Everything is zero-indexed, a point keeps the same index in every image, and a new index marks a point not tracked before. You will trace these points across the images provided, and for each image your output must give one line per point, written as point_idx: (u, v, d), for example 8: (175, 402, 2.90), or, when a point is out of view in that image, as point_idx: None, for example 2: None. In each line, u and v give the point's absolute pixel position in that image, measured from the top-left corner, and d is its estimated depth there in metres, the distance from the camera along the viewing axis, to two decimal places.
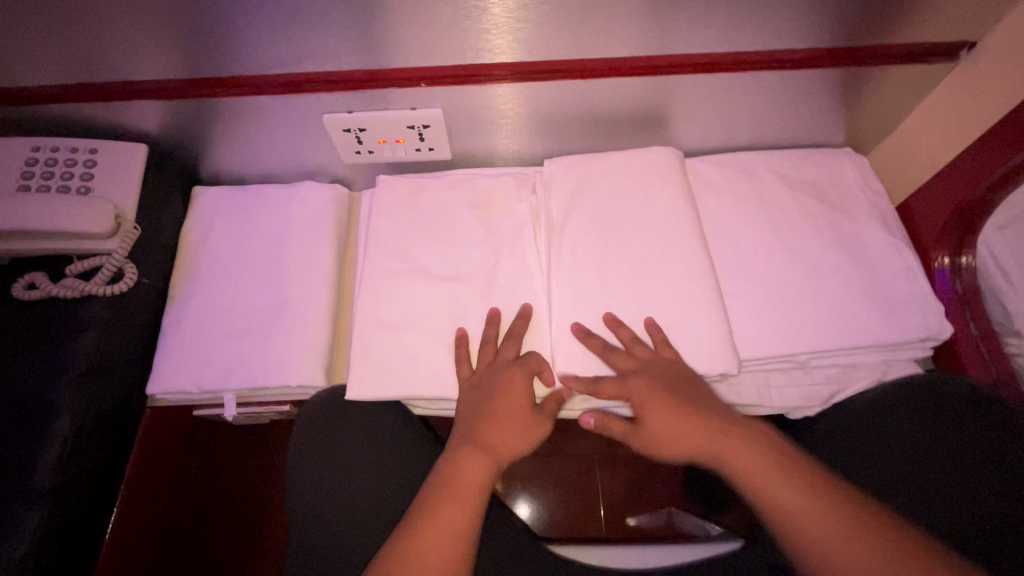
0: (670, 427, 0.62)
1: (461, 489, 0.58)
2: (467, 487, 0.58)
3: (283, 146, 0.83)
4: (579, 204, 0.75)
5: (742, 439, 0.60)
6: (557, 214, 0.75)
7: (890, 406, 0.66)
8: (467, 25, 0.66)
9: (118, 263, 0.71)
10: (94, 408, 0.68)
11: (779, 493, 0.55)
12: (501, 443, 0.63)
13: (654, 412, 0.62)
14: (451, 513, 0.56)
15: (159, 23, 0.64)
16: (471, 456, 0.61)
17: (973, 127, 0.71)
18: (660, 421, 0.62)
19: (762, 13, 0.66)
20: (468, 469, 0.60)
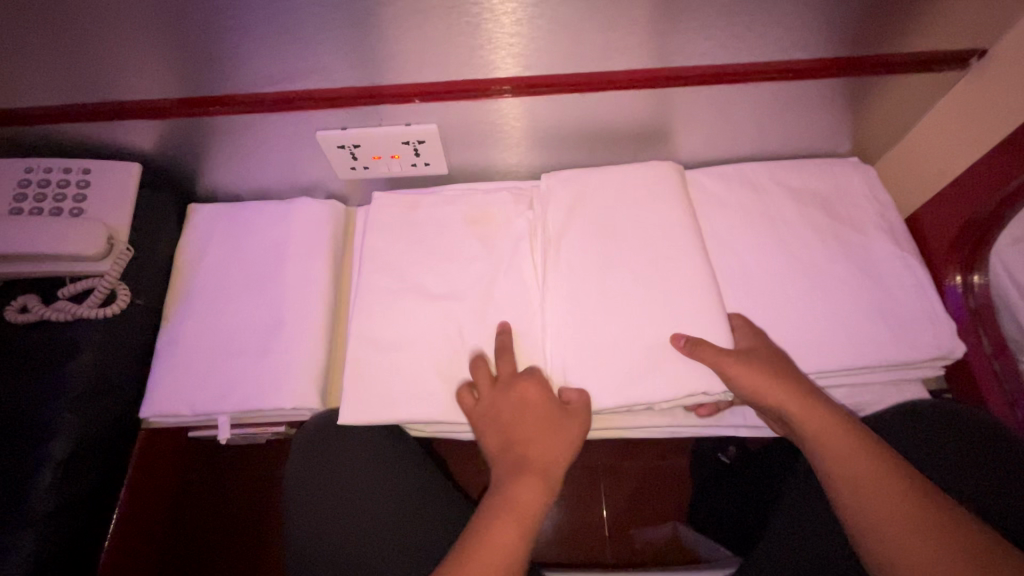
0: (774, 393, 0.61)
1: (512, 510, 0.56)
2: (520, 507, 0.56)
3: (278, 163, 0.83)
4: (578, 219, 0.74)
5: (829, 414, 0.59)
6: (556, 230, 0.74)
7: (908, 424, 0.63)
8: (461, 40, 0.65)
9: (110, 284, 0.70)
10: (89, 429, 0.67)
11: (875, 477, 0.54)
12: (542, 457, 0.60)
13: (746, 376, 0.62)
14: (507, 533, 0.54)
15: (150, 43, 0.63)
16: (520, 478, 0.58)
17: (984, 137, 0.68)
18: (762, 386, 0.61)
19: (763, 23, 0.65)
20: (520, 487, 0.57)
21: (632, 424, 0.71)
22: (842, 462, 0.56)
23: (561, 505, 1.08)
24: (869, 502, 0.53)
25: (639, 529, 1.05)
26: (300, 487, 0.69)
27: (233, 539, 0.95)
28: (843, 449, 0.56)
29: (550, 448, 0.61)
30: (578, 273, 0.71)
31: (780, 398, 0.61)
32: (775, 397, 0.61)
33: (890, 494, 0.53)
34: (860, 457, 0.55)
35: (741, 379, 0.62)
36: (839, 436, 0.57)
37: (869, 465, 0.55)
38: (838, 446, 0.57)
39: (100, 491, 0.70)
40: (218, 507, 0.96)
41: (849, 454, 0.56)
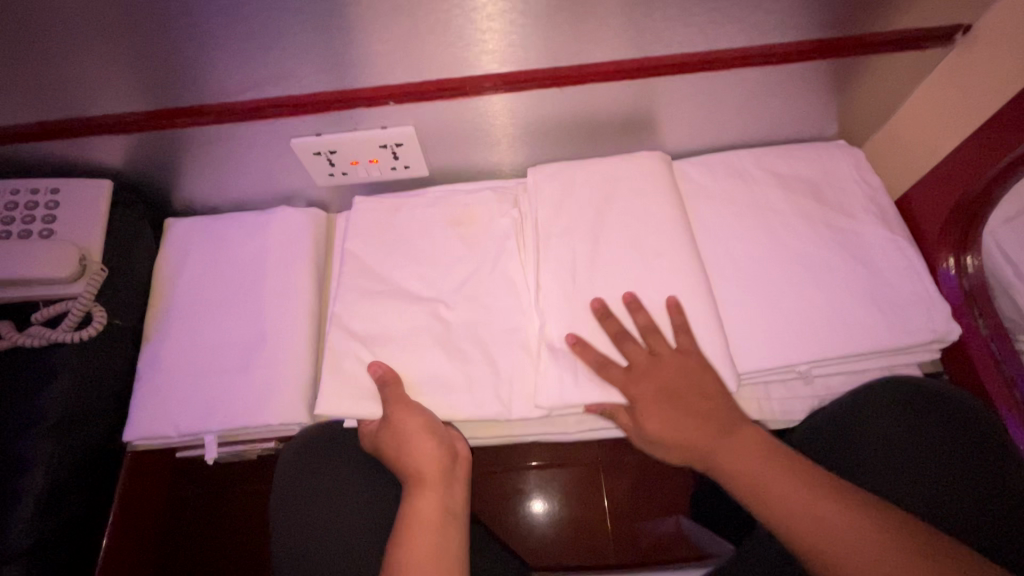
0: (674, 418, 0.60)
1: (419, 524, 0.57)
2: (424, 519, 0.57)
3: (255, 173, 0.81)
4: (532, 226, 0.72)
5: (736, 437, 0.59)
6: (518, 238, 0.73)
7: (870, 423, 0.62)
8: (431, 39, 0.63)
9: (84, 306, 0.68)
10: (70, 456, 0.66)
11: (787, 496, 0.53)
12: (426, 464, 0.61)
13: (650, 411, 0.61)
14: (421, 547, 0.55)
15: (108, 56, 0.61)
16: (420, 494, 0.59)
17: (972, 115, 0.67)
18: (655, 416, 0.61)
19: (741, 8, 0.63)
20: (419, 501, 0.58)
21: None
22: (765, 485, 0.55)
23: (564, 504, 1.07)
24: (803, 528, 0.51)
25: (643, 523, 1.05)
26: (293, 513, 0.66)
27: (231, 555, 0.94)
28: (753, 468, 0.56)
29: (418, 453, 0.61)
30: (563, 271, 0.68)
31: (669, 428, 0.60)
32: (676, 432, 0.60)
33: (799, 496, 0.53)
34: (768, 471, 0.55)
35: (652, 412, 0.61)
36: (757, 456, 0.57)
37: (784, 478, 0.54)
38: (739, 460, 0.57)
39: (81, 522, 0.69)
40: (216, 525, 0.96)
41: (756, 465, 0.56)
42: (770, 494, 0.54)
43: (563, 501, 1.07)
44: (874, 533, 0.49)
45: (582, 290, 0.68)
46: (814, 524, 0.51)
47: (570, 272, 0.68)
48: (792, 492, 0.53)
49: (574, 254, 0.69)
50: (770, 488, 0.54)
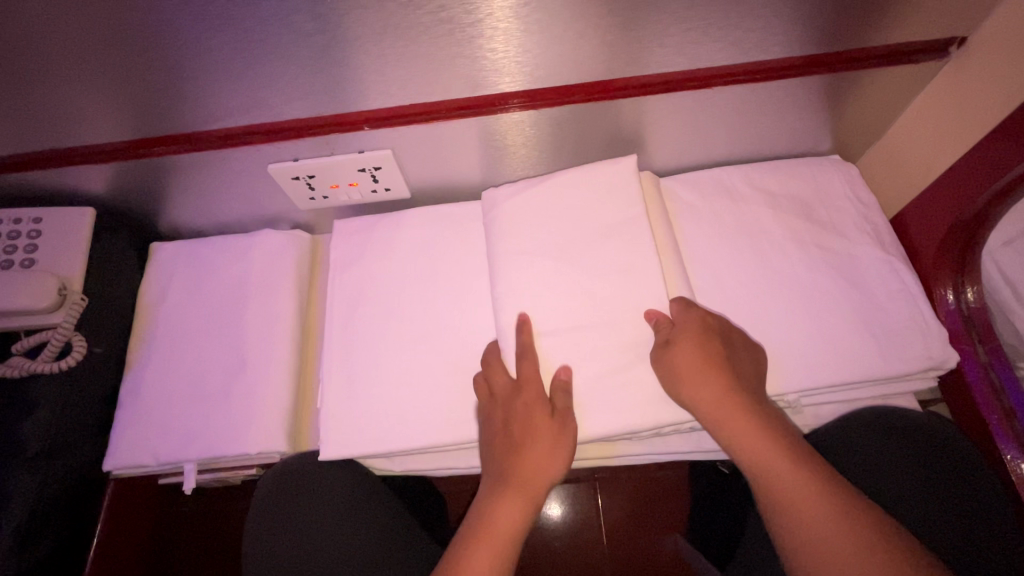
0: (699, 387, 0.58)
1: (493, 534, 0.56)
2: (502, 532, 0.56)
3: (237, 197, 0.80)
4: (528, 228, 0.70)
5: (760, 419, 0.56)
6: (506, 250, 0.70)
7: (863, 438, 0.63)
8: (401, 66, 0.62)
9: (64, 335, 0.69)
10: (50, 486, 0.67)
11: (787, 486, 0.52)
12: (533, 473, 0.59)
13: (689, 383, 0.59)
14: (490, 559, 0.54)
15: (81, 90, 0.61)
16: (505, 499, 0.58)
17: (968, 130, 0.64)
18: (692, 385, 0.58)
19: (720, 27, 0.61)
20: (501, 512, 0.57)
21: (611, 453, 0.68)
22: (786, 500, 0.52)
23: (560, 521, 1.05)
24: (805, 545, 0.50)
25: (641, 542, 1.03)
26: (277, 528, 0.66)
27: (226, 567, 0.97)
28: (765, 454, 0.54)
29: (541, 463, 0.59)
30: (543, 297, 0.67)
31: (699, 392, 0.58)
32: (700, 394, 0.58)
33: (806, 495, 0.51)
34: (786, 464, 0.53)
35: (725, 416, 0.57)
36: (786, 464, 0.53)
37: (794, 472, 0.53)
38: (761, 449, 0.55)
39: (63, 553, 0.69)
40: (212, 535, 0.98)
41: (771, 452, 0.54)
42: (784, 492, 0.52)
43: (559, 517, 1.05)
44: (857, 553, 0.47)
45: (561, 317, 0.66)
46: (823, 523, 0.50)
47: (550, 298, 0.67)
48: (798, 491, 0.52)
49: (554, 279, 0.67)
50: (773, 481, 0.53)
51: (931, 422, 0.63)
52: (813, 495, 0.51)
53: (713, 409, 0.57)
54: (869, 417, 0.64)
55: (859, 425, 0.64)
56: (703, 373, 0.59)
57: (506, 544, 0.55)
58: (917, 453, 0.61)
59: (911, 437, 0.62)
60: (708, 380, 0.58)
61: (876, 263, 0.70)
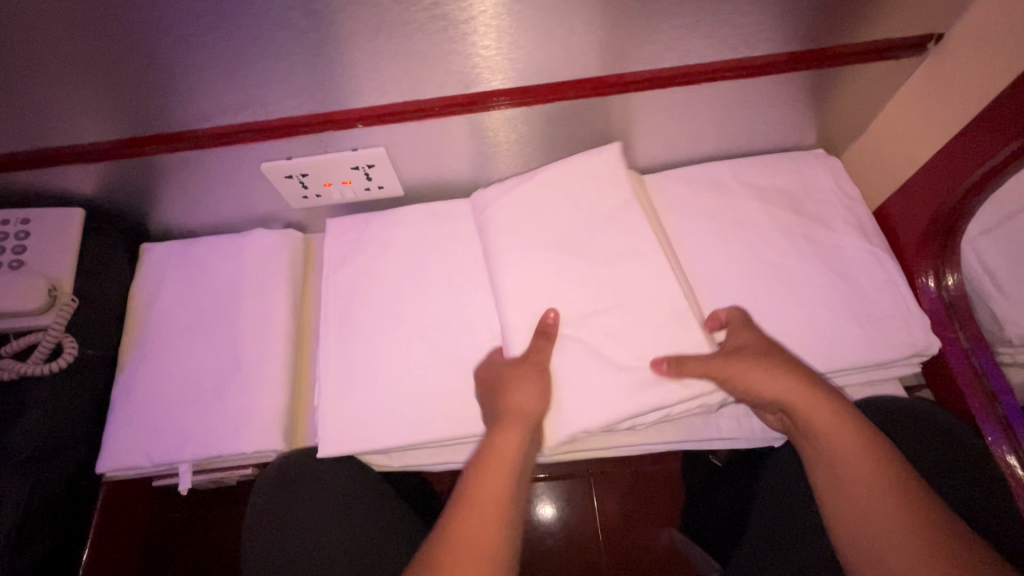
0: (770, 382, 0.59)
1: (497, 464, 0.56)
2: (498, 456, 0.57)
3: (229, 197, 0.80)
4: (526, 228, 0.71)
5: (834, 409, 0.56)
6: (501, 249, 0.71)
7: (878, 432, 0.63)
8: (395, 63, 0.62)
9: (55, 337, 0.68)
10: (42, 490, 0.66)
11: (864, 479, 0.53)
12: (523, 406, 0.60)
13: (756, 378, 0.59)
14: (491, 483, 0.55)
15: (71, 88, 0.61)
16: (501, 427, 0.59)
17: (948, 123, 0.66)
18: (765, 379, 0.59)
19: (707, 24, 0.62)
20: (501, 440, 0.58)
21: (608, 444, 0.69)
22: (855, 492, 0.53)
23: (556, 516, 1.06)
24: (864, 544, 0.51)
25: (636, 536, 1.04)
26: (265, 520, 0.66)
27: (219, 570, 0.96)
28: (839, 446, 0.55)
29: (522, 399, 0.61)
30: (536, 295, 0.68)
31: (777, 386, 0.58)
32: (772, 387, 0.58)
33: (882, 489, 0.52)
34: (862, 461, 0.54)
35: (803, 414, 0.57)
36: (866, 459, 0.54)
37: (869, 468, 0.53)
38: (837, 441, 0.55)
39: (54, 558, 0.68)
40: (207, 539, 0.98)
41: (849, 446, 0.54)
42: (857, 493, 0.53)
43: (555, 514, 1.06)
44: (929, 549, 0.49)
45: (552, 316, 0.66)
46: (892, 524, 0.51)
47: (541, 296, 0.68)
48: (875, 484, 0.53)
49: (547, 278, 0.68)
50: (847, 472, 0.54)
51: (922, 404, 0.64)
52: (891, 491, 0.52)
53: (792, 401, 0.58)
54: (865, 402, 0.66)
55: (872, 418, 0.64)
56: (761, 365, 0.60)
57: (509, 466, 0.56)
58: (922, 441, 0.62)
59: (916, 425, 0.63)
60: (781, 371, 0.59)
61: (867, 256, 0.71)
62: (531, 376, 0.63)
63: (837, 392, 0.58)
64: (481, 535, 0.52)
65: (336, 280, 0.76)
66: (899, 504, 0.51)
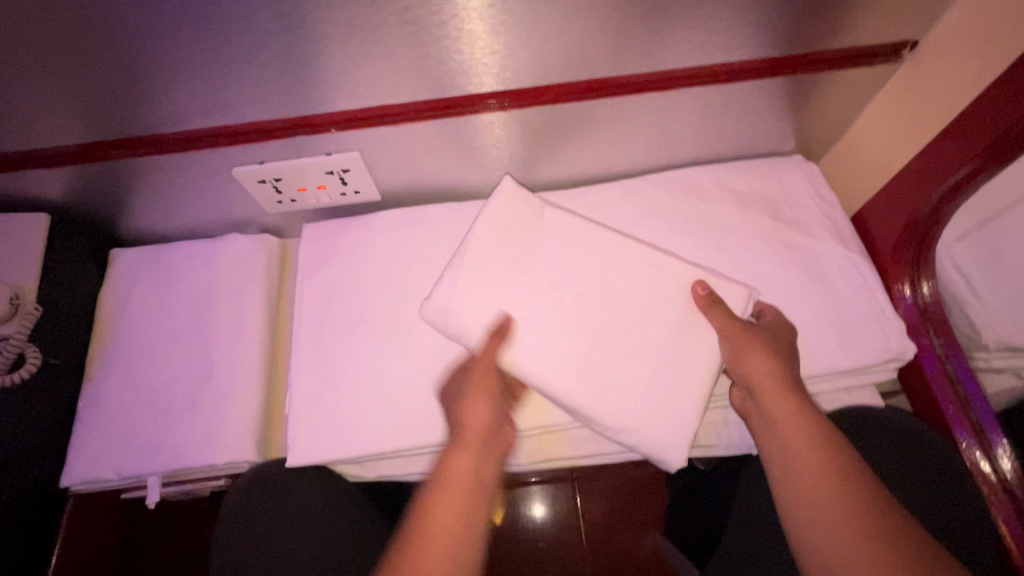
0: (759, 368, 0.59)
1: (448, 486, 0.54)
2: (455, 474, 0.55)
3: (202, 202, 0.78)
4: (493, 248, 0.69)
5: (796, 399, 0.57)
6: (466, 271, 0.67)
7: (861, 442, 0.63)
8: (367, 67, 0.61)
9: (18, 346, 0.66)
10: (3, 506, 0.64)
11: (804, 463, 0.53)
12: (473, 429, 0.59)
13: (748, 362, 0.60)
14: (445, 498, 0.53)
15: (31, 91, 0.59)
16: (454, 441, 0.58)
17: (923, 129, 0.66)
18: (751, 364, 0.60)
19: (683, 29, 0.62)
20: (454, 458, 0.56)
21: (585, 452, 0.68)
22: (796, 470, 0.53)
23: (537, 522, 1.06)
24: (801, 506, 0.52)
25: (617, 542, 1.04)
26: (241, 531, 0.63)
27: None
28: (790, 428, 0.55)
29: (474, 421, 0.59)
30: (507, 322, 0.65)
31: (753, 372, 0.60)
32: (754, 374, 0.59)
33: (823, 472, 0.52)
34: (807, 444, 0.54)
35: (763, 397, 0.58)
36: (813, 445, 0.53)
37: (812, 454, 0.53)
38: (788, 424, 0.55)
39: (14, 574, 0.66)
40: (182, 550, 0.96)
41: (798, 430, 0.55)
42: (799, 471, 0.53)
43: (536, 520, 1.06)
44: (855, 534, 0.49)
45: (534, 344, 0.65)
46: (823, 505, 0.51)
47: (519, 319, 0.66)
48: (814, 466, 0.53)
49: (519, 300, 0.67)
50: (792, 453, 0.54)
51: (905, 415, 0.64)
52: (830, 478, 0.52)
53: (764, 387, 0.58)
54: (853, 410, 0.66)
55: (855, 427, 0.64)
56: (746, 349, 0.61)
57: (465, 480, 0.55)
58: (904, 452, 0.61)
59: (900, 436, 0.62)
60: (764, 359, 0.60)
61: (844, 262, 0.72)
62: (488, 383, 0.62)
63: (793, 374, 0.59)
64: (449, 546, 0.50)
65: (311, 288, 0.74)
66: (834, 486, 0.51)
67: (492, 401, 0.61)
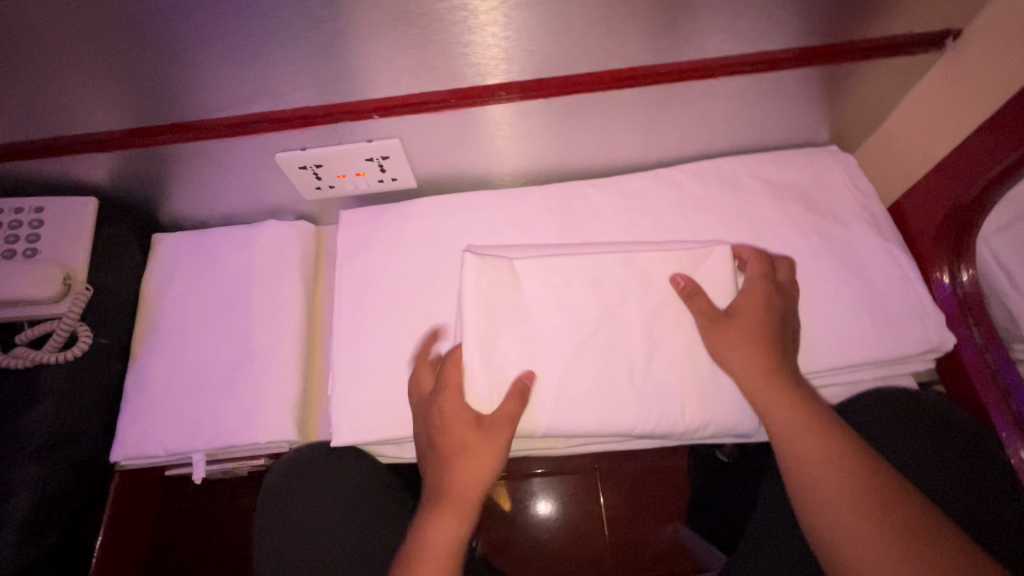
0: (739, 360, 0.60)
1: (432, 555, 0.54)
2: (475, 458, 0.58)
3: (242, 188, 0.80)
4: (495, 302, 0.65)
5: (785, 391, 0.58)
6: (479, 340, 0.63)
7: (891, 420, 0.63)
8: (412, 54, 0.62)
9: (70, 325, 0.69)
10: (57, 478, 0.66)
11: (806, 452, 0.54)
12: (466, 481, 0.57)
13: (728, 355, 0.61)
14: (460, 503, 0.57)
15: (87, 78, 0.60)
16: (459, 467, 0.58)
17: (965, 119, 0.66)
18: (731, 354, 0.61)
19: (726, 18, 0.62)
20: (466, 471, 0.57)
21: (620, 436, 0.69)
22: (800, 463, 0.54)
23: (561, 509, 1.06)
24: (832, 521, 0.51)
25: (641, 530, 1.04)
26: (279, 508, 0.67)
27: (230, 558, 0.97)
28: (787, 419, 0.56)
29: (469, 478, 0.57)
30: (544, 382, 0.64)
31: (738, 363, 0.60)
32: (739, 366, 0.60)
33: (827, 464, 0.53)
34: (805, 432, 0.55)
35: (749, 386, 0.59)
36: (811, 437, 0.54)
37: (812, 442, 0.54)
38: (786, 416, 0.56)
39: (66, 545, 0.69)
40: (216, 529, 0.98)
41: (792, 420, 0.56)
42: (805, 464, 0.53)
43: (560, 507, 1.06)
44: (867, 523, 0.50)
45: (574, 401, 0.64)
46: (831, 497, 0.51)
47: (552, 377, 0.64)
48: (817, 457, 0.53)
49: (554, 284, 0.67)
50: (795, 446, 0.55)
51: (939, 403, 0.64)
52: (833, 468, 0.52)
53: (751, 379, 0.59)
54: (899, 393, 0.65)
55: (885, 406, 0.64)
56: (728, 340, 0.61)
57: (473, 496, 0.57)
58: (935, 437, 0.61)
59: (930, 421, 0.63)
60: (744, 350, 0.60)
61: (881, 251, 0.71)
62: (491, 442, 0.59)
63: (776, 358, 0.60)
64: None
65: (353, 272, 0.76)
66: (840, 473, 0.52)
67: (494, 458, 0.58)
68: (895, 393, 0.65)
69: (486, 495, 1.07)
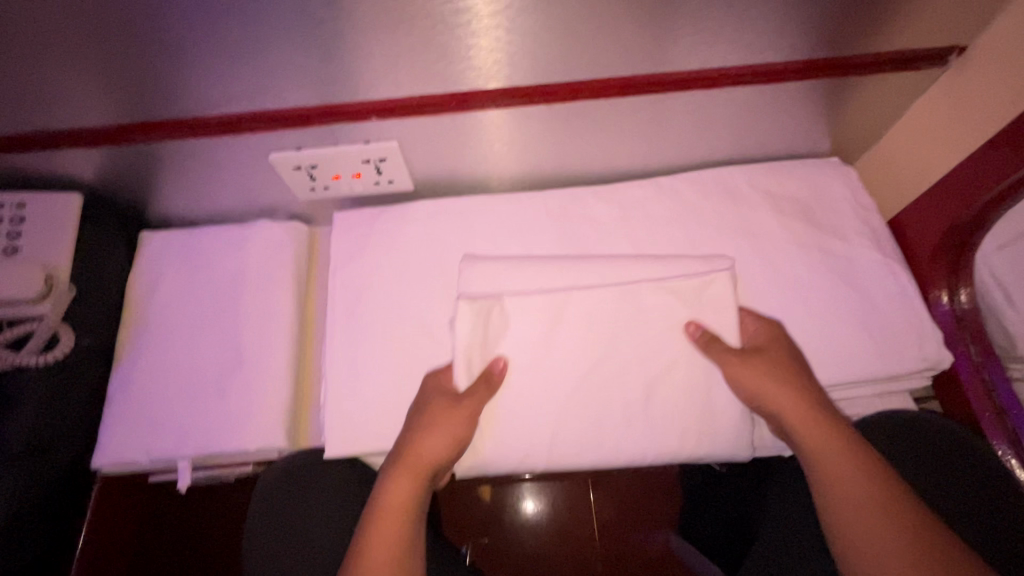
0: (768, 388, 0.60)
1: (390, 512, 0.56)
2: (429, 444, 0.60)
3: (234, 187, 0.78)
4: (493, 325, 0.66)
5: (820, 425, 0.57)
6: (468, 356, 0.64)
7: (900, 440, 0.63)
8: (414, 55, 0.60)
9: (51, 327, 0.66)
10: (36, 486, 0.64)
11: (842, 489, 0.53)
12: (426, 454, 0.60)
13: (751, 378, 0.61)
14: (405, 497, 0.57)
15: (72, 71, 0.58)
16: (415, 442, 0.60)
17: (967, 137, 0.66)
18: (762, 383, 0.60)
19: (734, 28, 0.61)
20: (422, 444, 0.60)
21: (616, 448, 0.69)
22: (839, 501, 0.53)
23: (552, 516, 1.06)
24: (853, 542, 0.51)
25: (631, 536, 1.04)
26: (269, 512, 0.66)
27: (215, 563, 0.96)
28: (823, 452, 0.56)
29: (430, 449, 0.60)
30: (539, 402, 0.64)
31: (770, 394, 0.60)
32: (771, 396, 0.60)
33: (865, 504, 0.52)
34: (843, 468, 0.54)
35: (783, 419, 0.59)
36: (849, 472, 0.54)
37: (850, 476, 0.54)
38: (824, 452, 0.56)
39: (42, 554, 0.67)
40: (200, 533, 0.96)
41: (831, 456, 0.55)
42: (843, 504, 0.53)
43: (551, 513, 1.06)
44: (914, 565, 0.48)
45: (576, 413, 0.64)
46: (872, 538, 0.51)
47: (546, 406, 0.64)
48: (853, 497, 0.53)
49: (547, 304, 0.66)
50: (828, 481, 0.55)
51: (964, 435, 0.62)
52: (874, 506, 0.52)
53: (786, 410, 0.59)
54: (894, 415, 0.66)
55: (896, 426, 0.65)
56: (759, 371, 0.61)
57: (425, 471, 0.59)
58: (948, 467, 0.61)
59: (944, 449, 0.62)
60: (776, 381, 0.60)
61: (882, 266, 0.71)
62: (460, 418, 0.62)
63: (811, 394, 0.60)
64: (395, 540, 0.55)
65: (347, 276, 0.74)
66: (879, 510, 0.51)
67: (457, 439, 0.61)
68: (890, 416, 0.65)
69: (476, 500, 1.06)
